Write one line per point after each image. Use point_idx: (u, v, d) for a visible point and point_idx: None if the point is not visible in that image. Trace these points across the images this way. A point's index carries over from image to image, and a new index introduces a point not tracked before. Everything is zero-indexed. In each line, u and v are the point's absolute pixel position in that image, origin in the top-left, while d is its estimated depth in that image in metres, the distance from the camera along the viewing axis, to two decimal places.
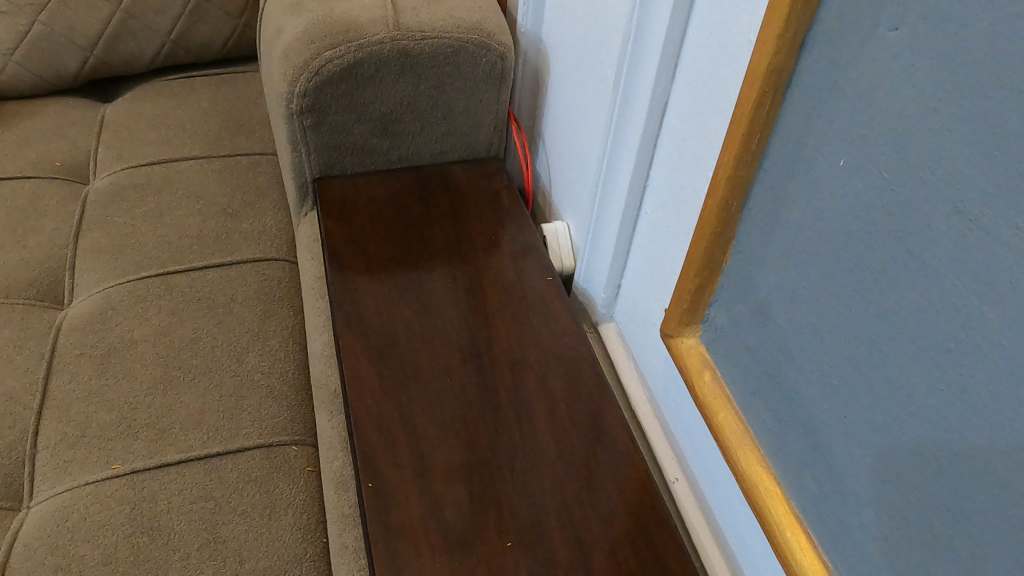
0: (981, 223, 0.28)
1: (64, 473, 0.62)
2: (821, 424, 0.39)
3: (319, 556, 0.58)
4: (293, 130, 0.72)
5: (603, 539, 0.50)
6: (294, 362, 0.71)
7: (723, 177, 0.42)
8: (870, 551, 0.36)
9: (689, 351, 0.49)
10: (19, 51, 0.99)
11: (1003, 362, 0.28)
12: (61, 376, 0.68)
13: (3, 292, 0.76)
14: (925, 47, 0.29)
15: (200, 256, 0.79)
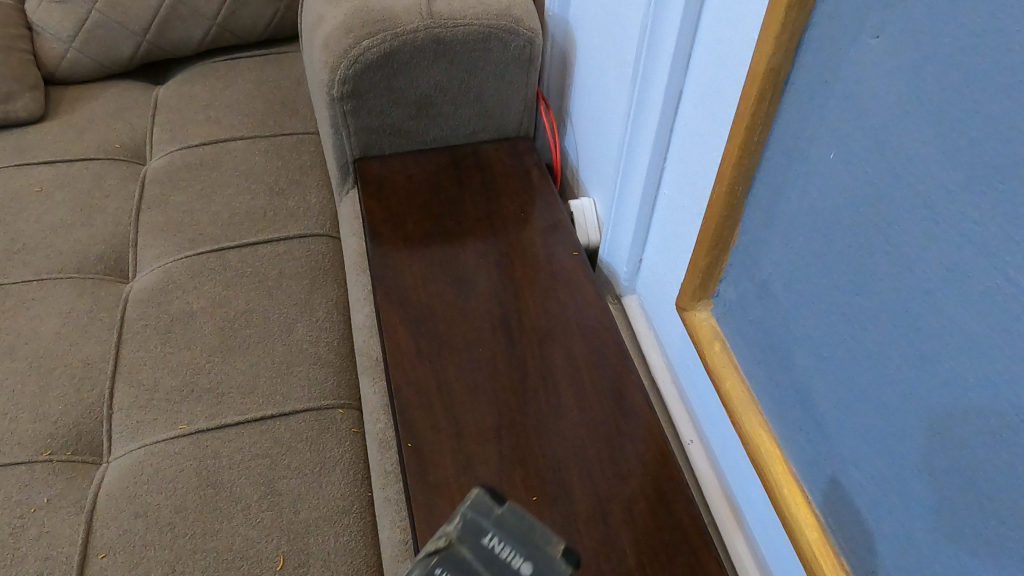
0: (947, 218, 0.31)
1: (137, 432, 0.69)
2: (815, 392, 0.43)
3: (364, 508, 0.64)
4: (334, 114, 0.77)
5: (620, 494, 0.55)
6: (338, 331, 0.77)
7: (728, 165, 0.46)
8: (855, 505, 0.40)
9: (702, 324, 0.53)
10: (79, 38, 1.05)
11: (963, 336, 0.31)
12: (131, 344, 0.75)
13: (74, 266, 0.83)
14: (900, 57, 0.33)
15: (251, 232, 0.85)
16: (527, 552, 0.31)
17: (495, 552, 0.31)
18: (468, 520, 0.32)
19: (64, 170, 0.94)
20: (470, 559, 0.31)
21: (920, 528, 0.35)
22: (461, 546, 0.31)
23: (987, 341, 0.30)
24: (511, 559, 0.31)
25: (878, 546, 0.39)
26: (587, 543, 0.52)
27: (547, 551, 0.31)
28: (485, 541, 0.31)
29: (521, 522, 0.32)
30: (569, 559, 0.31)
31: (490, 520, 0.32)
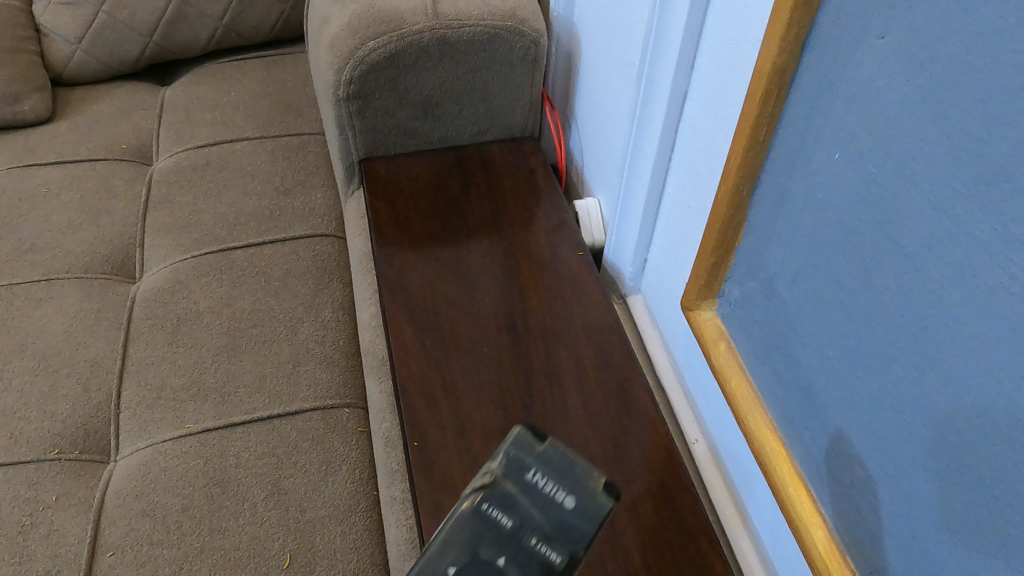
0: (953, 218, 0.31)
1: (144, 431, 0.69)
2: (820, 391, 0.43)
3: (370, 507, 0.65)
4: (340, 114, 0.77)
5: (625, 493, 0.55)
6: (344, 331, 0.77)
7: (734, 165, 0.46)
8: (860, 504, 0.40)
9: (707, 324, 0.53)
10: (86, 40, 1.06)
11: (968, 334, 0.31)
12: (138, 344, 0.75)
13: (81, 267, 0.83)
14: (906, 56, 0.33)
15: (257, 232, 0.85)
16: (572, 487, 0.27)
17: (540, 489, 0.27)
18: (510, 456, 0.28)
19: (71, 171, 0.94)
20: (514, 495, 0.27)
21: (926, 527, 0.35)
22: (504, 483, 0.28)
23: (992, 339, 0.30)
24: (556, 495, 0.27)
25: (883, 545, 0.39)
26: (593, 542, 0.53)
27: (594, 487, 0.27)
28: (529, 476, 0.27)
29: (565, 457, 0.28)
30: (617, 494, 0.27)
31: (534, 456, 0.28)
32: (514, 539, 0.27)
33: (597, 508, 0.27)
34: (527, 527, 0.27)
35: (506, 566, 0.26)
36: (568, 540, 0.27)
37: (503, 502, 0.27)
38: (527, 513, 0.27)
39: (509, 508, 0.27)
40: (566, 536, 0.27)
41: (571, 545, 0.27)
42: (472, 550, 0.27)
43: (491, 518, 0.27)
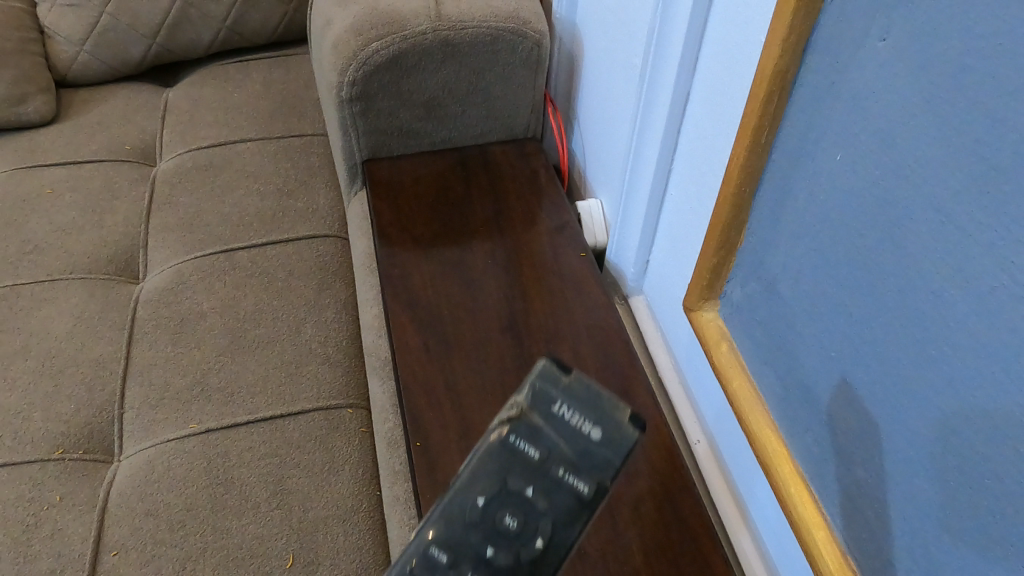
0: (953, 218, 0.31)
1: (148, 431, 0.69)
2: (822, 392, 0.43)
3: (372, 507, 0.65)
4: (343, 115, 0.78)
5: (627, 493, 0.55)
6: (347, 332, 0.77)
7: (736, 167, 0.46)
8: (861, 505, 0.40)
9: (709, 324, 0.54)
10: (90, 41, 1.06)
11: (968, 334, 0.31)
12: (141, 344, 0.75)
13: (85, 267, 0.84)
14: (907, 59, 0.33)
15: (260, 233, 0.85)
16: (597, 419, 0.29)
17: (565, 421, 0.29)
18: (536, 389, 0.30)
19: (75, 172, 0.94)
20: (542, 427, 0.30)
21: (926, 527, 0.35)
22: (531, 415, 0.30)
23: (991, 340, 0.30)
24: (581, 427, 0.29)
25: (884, 545, 0.39)
26: (595, 542, 0.53)
27: (617, 419, 0.29)
28: (555, 409, 0.30)
29: (590, 391, 0.30)
30: (641, 424, 0.29)
31: (559, 389, 0.30)
32: (541, 468, 0.30)
33: (620, 437, 0.29)
34: (553, 458, 0.29)
35: (534, 492, 0.30)
36: (592, 467, 0.29)
37: (530, 433, 0.30)
38: (554, 444, 0.29)
39: (536, 440, 0.30)
40: (591, 463, 0.29)
41: (596, 471, 0.29)
42: (504, 476, 0.30)
43: (518, 449, 0.30)
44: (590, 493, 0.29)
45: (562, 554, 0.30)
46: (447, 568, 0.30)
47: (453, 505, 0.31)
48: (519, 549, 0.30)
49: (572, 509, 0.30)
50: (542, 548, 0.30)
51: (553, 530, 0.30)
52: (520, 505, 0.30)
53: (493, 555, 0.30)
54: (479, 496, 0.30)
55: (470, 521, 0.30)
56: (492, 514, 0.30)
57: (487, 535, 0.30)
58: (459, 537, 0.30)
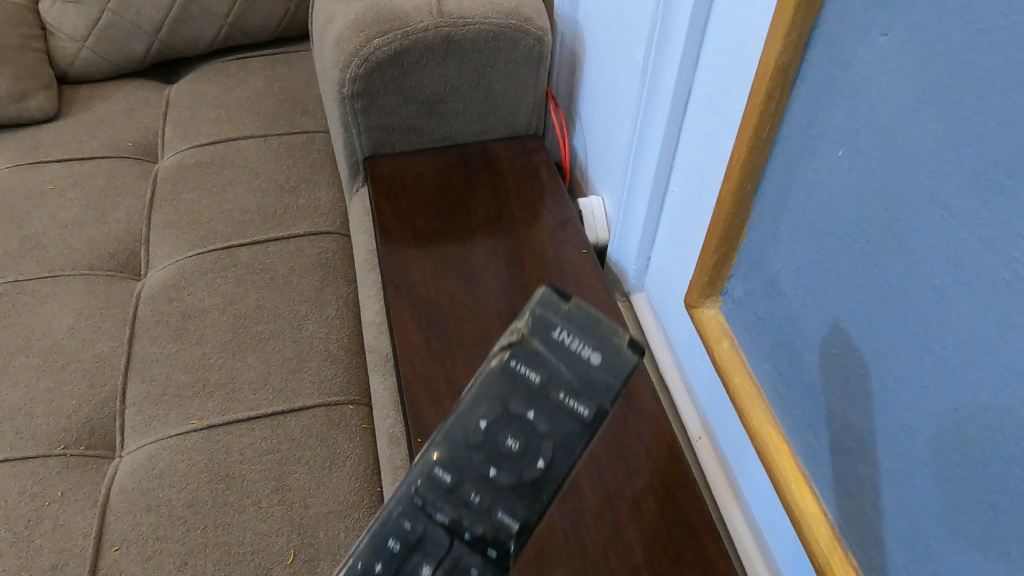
0: (955, 214, 0.31)
1: (149, 427, 0.69)
2: (823, 388, 0.43)
3: (374, 503, 0.65)
4: (345, 112, 0.78)
5: (628, 490, 0.55)
6: (348, 328, 0.77)
7: (738, 163, 0.46)
8: (862, 500, 0.40)
9: (710, 321, 0.54)
10: (92, 38, 1.06)
11: (969, 329, 0.31)
12: (143, 341, 0.75)
13: (87, 263, 0.84)
14: (909, 55, 0.33)
15: (262, 230, 0.85)
16: (595, 345, 0.32)
17: (564, 347, 0.32)
18: (537, 317, 0.32)
19: (77, 168, 0.94)
20: (544, 352, 0.32)
21: (927, 523, 0.35)
22: (532, 342, 0.32)
23: (993, 336, 0.30)
24: (581, 352, 0.32)
25: (885, 541, 0.39)
26: (596, 538, 0.53)
27: (614, 345, 0.32)
28: (556, 335, 0.32)
29: (588, 318, 0.32)
30: (637, 351, 0.32)
31: (558, 316, 0.32)
32: (542, 392, 0.32)
33: (618, 362, 0.31)
34: (554, 381, 0.32)
35: (536, 415, 0.32)
36: (592, 391, 0.31)
37: (532, 358, 0.32)
38: (555, 369, 0.32)
39: (537, 365, 0.32)
40: (591, 386, 0.31)
41: (595, 394, 0.31)
42: (507, 399, 0.32)
43: (520, 374, 0.32)
44: (589, 416, 0.32)
45: (563, 475, 0.32)
46: (451, 487, 0.32)
47: (456, 428, 0.32)
48: (521, 469, 0.32)
49: (572, 432, 0.32)
50: (544, 468, 0.32)
51: (554, 452, 0.32)
52: (522, 427, 0.32)
53: (495, 475, 0.32)
54: (483, 419, 0.32)
55: (472, 443, 0.32)
56: (494, 437, 0.32)
57: (490, 457, 0.32)
58: (461, 458, 0.32)
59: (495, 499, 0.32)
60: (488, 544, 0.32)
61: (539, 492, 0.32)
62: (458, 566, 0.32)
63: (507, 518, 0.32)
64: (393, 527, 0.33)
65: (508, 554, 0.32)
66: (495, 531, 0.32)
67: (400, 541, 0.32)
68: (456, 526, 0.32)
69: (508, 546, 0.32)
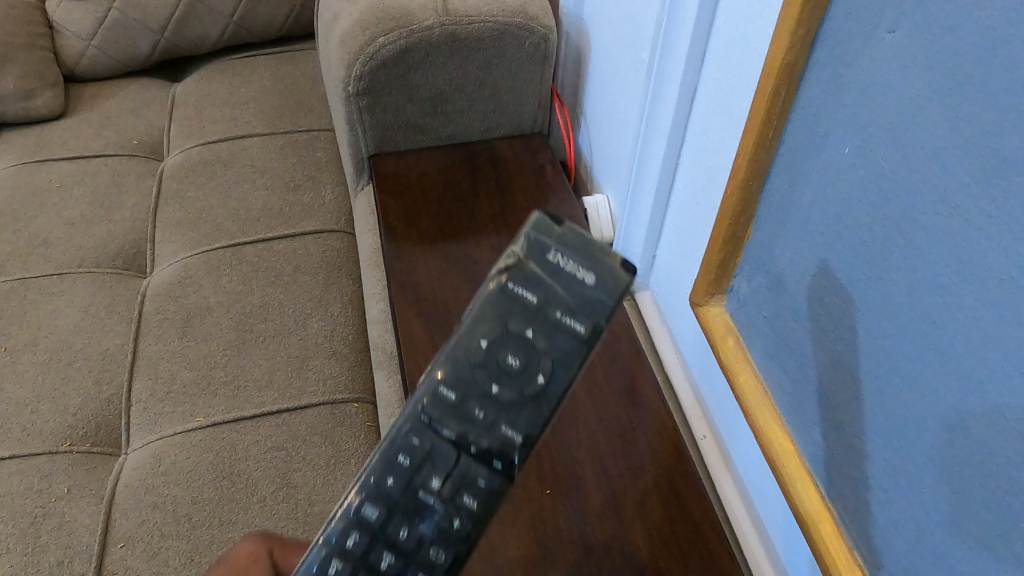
0: (963, 211, 0.31)
1: (155, 424, 0.70)
2: (829, 387, 0.43)
3: None
4: (350, 110, 0.78)
5: (632, 488, 0.55)
6: (353, 326, 0.78)
7: (743, 161, 0.46)
8: (867, 499, 0.40)
9: (715, 319, 0.54)
10: (98, 36, 1.06)
11: (976, 326, 0.31)
12: (149, 338, 0.76)
13: (93, 261, 0.84)
14: (916, 51, 0.33)
15: (267, 228, 0.86)
16: (591, 265, 0.33)
17: (560, 267, 0.33)
18: (532, 239, 0.34)
19: (83, 166, 0.95)
20: (541, 272, 0.34)
21: (934, 522, 0.35)
22: (529, 263, 0.34)
23: (1001, 333, 0.30)
24: (576, 272, 0.33)
25: (892, 541, 0.39)
26: (600, 536, 0.53)
27: (610, 265, 0.33)
28: (552, 255, 0.33)
29: (584, 237, 0.33)
30: (633, 268, 0.33)
31: (553, 238, 0.34)
32: (540, 312, 0.33)
33: (616, 279, 0.33)
34: (550, 301, 0.33)
35: (535, 334, 0.33)
36: (588, 309, 0.33)
37: (529, 278, 0.34)
38: (551, 288, 0.33)
39: (534, 285, 0.34)
40: (589, 304, 0.33)
41: (593, 310, 0.33)
42: (506, 317, 0.34)
43: (518, 295, 0.34)
44: (586, 333, 0.33)
45: (564, 389, 0.34)
46: (455, 403, 0.34)
47: (458, 348, 0.34)
48: (523, 384, 0.33)
49: (570, 349, 0.33)
50: (545, 383, 0.33)
51: (553, 368, 0.33)
52: (521, 346, 0.33)
53: (497, 392, 0.34)
54: (483, 339, 0.34)
55: (474, 362, 0.34)
56: (496, 354, 0.34)
57: (491, 375, 0.34)
58: (463, 377, 0.34)
59: (499, 414, 0.34)
60: (493, 456, 0.34)
61: (541, 407, 0.34)
62: (466, 478, 0.34)
63: (511, 431, 0.34)
64: (402, 444, 0.35)
65: (513, 464, 0.34)
66: (499, 444, 0.34)
67: (408, 457, 0.35)
68: (462, 440, 0.34)
69: (512, 459, 0.34)
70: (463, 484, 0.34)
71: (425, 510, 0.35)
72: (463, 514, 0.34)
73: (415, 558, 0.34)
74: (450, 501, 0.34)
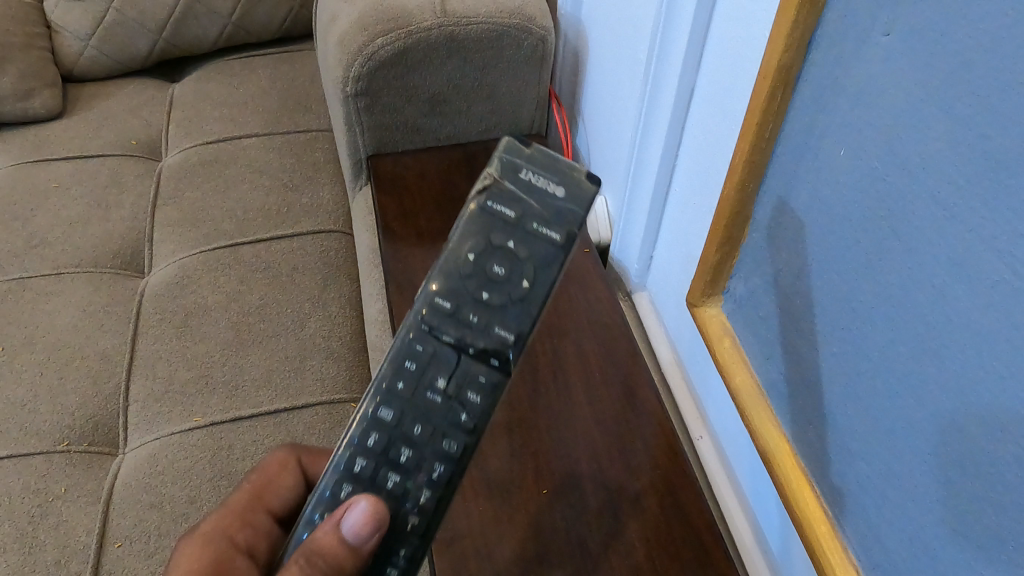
0: (957, 212, 0.31)
1: (153, 424, 0.70)
2: (824, 387, 0.43)
3: None
4: (348, 111, 0.78)
5: (629, 487, 0.56)
6: (351, 327, 0.78)
7: (740, 163, 0.46)
8: (862, 498, 0.41)
9: (711, 320, 0.54)
10: (96, 36, 1.06)
11: (971, 325, 0.31)
12: (147, 338, 0.76)
13: (91, 261, 0.84)
14: (911, 54, 0.33)
15: (265, 228, 0.86)
16: (558, 180, 0.40)
17: (530, 183, 0.40)
18: (505, 162, 0.40)
19: (81, 166, 0.95)
20: (513, 191, 0.40)
21: (928, 521, 0.35)
22: (502, 183, 0.40)
23: (996, 334, 0.30)
24: (547, 187, 0.40)
25: (886, 540, 0.39)
26: (597, 536, 0.53)
27: (575, 178, 0.40)
28: (522, 176, 0.40)
29: (549, 158, 0.41)
30: (595, 180, 0.40)
31: (522, 159, 0.40)
32: (518, 224, 0.40)
33: (580, 191, 0.40)
34: (526, 213, 0.40)
35: (516, 244, 0.40)
36: (560, 218, 0.40)
37: (505, 197, 0.40)
38: (526, 202, 0.40)
39: (511, 202, 0.40)
40: (558, 215, 0.40)
41: (564, 219, 0.40)
42: (488, 233, 0.40)
43: (496, 211, 0.40)
44: (562, 238, 0.40)
45: (548, 289, 0.40)
46: (451, 311, 0.40)
47: (449, 262, 0.40)
48: (509, 287, 0.40)
49: (549, 253, 0.40)
50: (529, 286, 0.40)
51: (535, 272, 0.40)
52: (505, 254, 0.40)
53: (488, 298, 0.40)
54: (470, 252, 0.40)
55: (465, 273, 0.40)
56: (482, 264, 0.40)
57: (481, 283, 0.40)
58: (456, 287, 0.40)
59: (490, 316, 0.40)
60: (489, 355, 0.40)
61: (527, 305, 0.40)
62: (467, 376, 0.40)
63: (504, 332, 0.40)
64: (407, 352, 0.41)
65: (507, 361, 0.40)
66: (494, 344, 0.40)
67: (415, 362, 0.41)
68: (461, 343, 0.40)
69: (507, 356, 0.40)
70: (465, 382, 0.40)
71: (434, 406, 0.41)
72: (468, 406, 0.40)
73: (431, 445, 0.41)
74: (456, 396, 0.40)
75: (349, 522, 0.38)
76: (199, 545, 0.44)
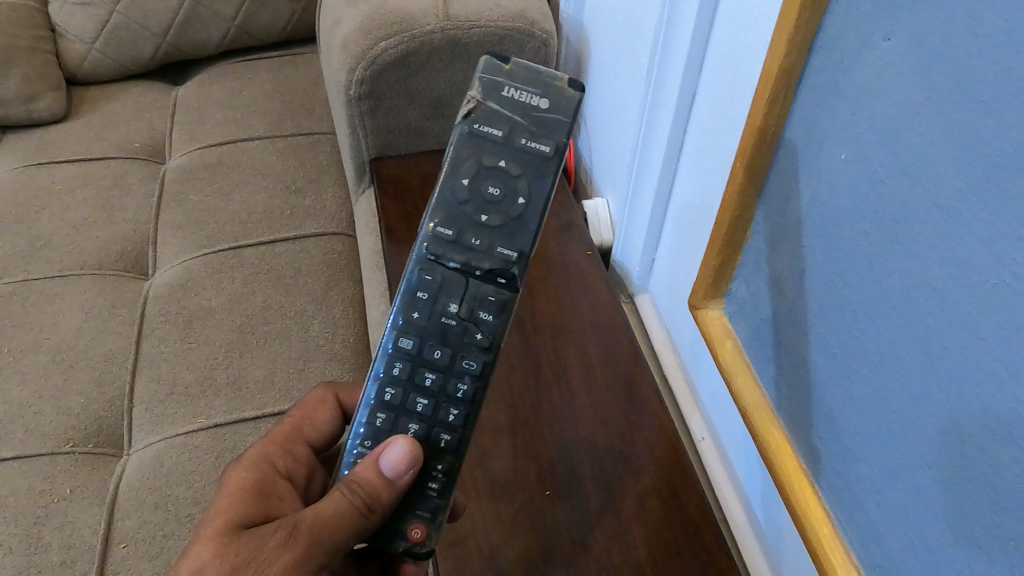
0: (956, 216, 0.32)
1: (157, 426, 0.70)
2: (825, 389, 0.43)
3: None
4: (352, 114, 0.79)
5: (632, 489, 0.56)
6: (354, 329, 0.78)
7: (741, 166, 0.46)
8: (862, 498, 0.41)
9: (714, 322, 0.54)
10: (100, 39, 1.07)
11: (970, 328, 0.32)
12: (151, 340, 0.76)
13: (95, 263, 0.84)
14: (912, 59, 0.33)
15: (268, 230, 0.86)
16: (540, 93, 0.45)
17: (515, 101, 0.45)
18: (487, 85, 0.45)
19: (85, 168, 0.95)
20: (498, 111, 0.45)
21: (928, 521, 0.36)
22: (487, 104, 0.45)
23: (996, 337, 0.30)
24: (531, 100, 0.45)
25: (887, 540, 0.39)
26: (600, 538, 0.53)
27: (558, 87, 0.45)
28: (505, 94, 0.45)
29: (528, 73, 0.45)
30: (575, 87, 0.46)
31: (503, 77, 0.45)
32: (507, 142, 0.45)
33: (562, 98, 0.45)
34: (514, 129, 0.45)
35: (508, 163, 0.45)
36: (546, 131, 0.45)
37: (490, 120, 0.45)
38: (513, 120, 0.45)
39: (497, 123, 0.45)
40: (544, 129, 0.45)
41: (548, 133, 0.45)
42: (480, 155, 0.45)
43: (484, 134, 0.45)
44: (550, 149, 0.45)
45: (543, 202, 0.45)
46: (455, 237, 0.45)
47: (446, 192, 0.45)
48: (507, 206, 0.45)
49: (539, 166, 0.45)
50: (525, 202, 0.45)
51: (529, 187, 0.45)
52: (499, 175, 0.45)
53: (488, 219, 0.45)
54: (465, 179, 0.45)
55: (463, 199, 0.45)
56: (478, 188, 0.45)
57: (480, 206, 0.45)
58: (456, 213, 0.45)
59: (492, 237, 0.45)
60: (496, 274, 0.45)
61: (525, 221, 0.45)
62: (477, 297, 0.45)
63: (507, 250, 0.44)
64: (418, 285, 0.45)
65: (513, 277, 0.45)
66: (499, 263, 0.45)
67: (426, 292, 0.45)
68: (467, 267, 0.45)
69: (513, 273, 0.45)
70: (476, 303, 0.45)
71: (450, 329, 0.45)
72: (481, 324, 0.45)
73: (452, 367, 0.45)
74: (469, 318, 0.45)
75: (388, 460, 0.43)
76: (247, 467, 0.48)
